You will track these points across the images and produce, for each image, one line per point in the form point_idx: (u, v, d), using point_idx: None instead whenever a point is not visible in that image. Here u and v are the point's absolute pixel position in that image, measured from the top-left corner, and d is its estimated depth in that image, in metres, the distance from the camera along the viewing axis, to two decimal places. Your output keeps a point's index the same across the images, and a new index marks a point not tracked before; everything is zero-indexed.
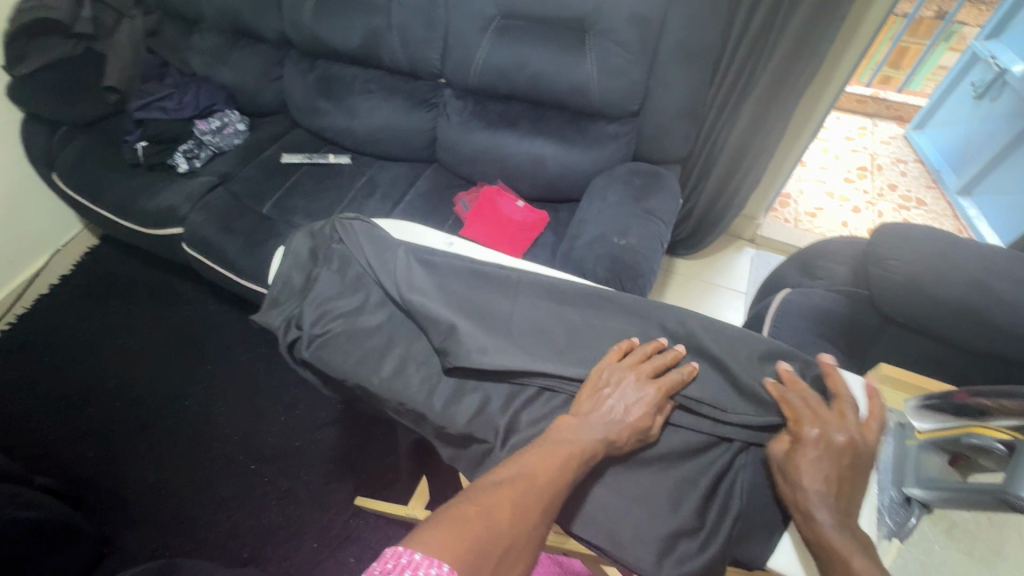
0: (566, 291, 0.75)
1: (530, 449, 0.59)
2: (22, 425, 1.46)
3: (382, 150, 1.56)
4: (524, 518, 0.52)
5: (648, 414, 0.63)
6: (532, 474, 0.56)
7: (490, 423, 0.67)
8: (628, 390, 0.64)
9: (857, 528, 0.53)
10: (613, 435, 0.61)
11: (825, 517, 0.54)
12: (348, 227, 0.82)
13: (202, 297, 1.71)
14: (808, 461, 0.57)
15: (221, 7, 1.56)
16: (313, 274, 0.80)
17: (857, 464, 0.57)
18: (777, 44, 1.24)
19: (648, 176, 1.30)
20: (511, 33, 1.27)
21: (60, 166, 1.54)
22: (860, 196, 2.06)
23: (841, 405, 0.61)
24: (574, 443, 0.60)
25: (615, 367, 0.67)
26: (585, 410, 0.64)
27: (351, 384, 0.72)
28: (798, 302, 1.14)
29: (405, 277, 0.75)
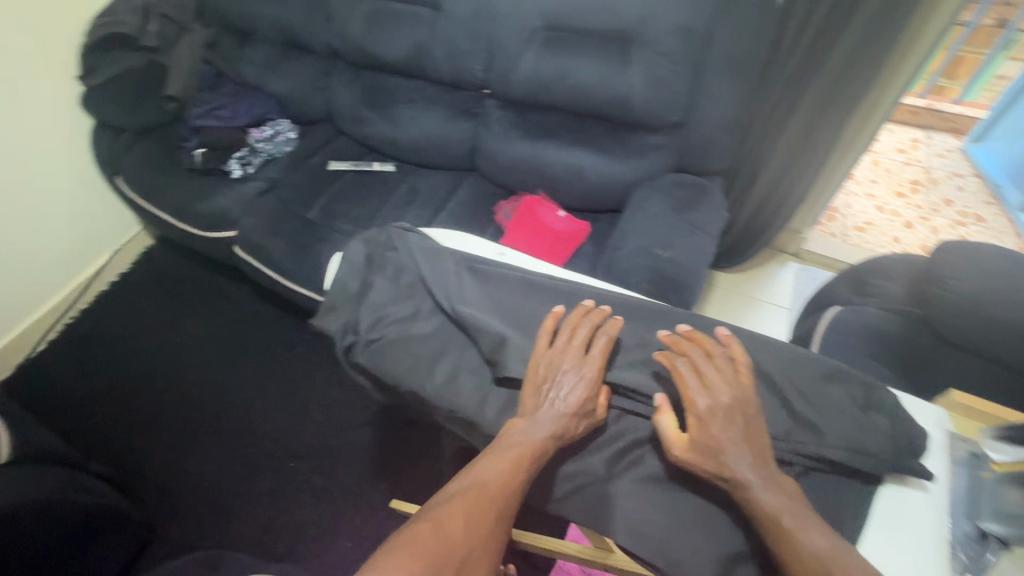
0: (616, 305, 0.76)
1: (483, 459, 0.61)
2: (78, 414, 1.54)
3: (424, 159, 1.59)
4: (479, 527, 0.55)
5: (591, 395, 0.66)
6: (485, 483, 0.59)
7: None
8: (568, 377, 0.66)
9: (776, 484, 0.57)
10: (564, 429, 0.63)
11: (754, 487, 0.57)
12: (404, 235, 0.85)
13: (247, 298, 1.77)
14: (715, 435, 0.59)
15: (273, 20, 1.62)
16: (368, 279, 0.81)
17: (753, 425, 0.60)
18: (830, 54, 1.20)
19: (691, 188, 1.28)
20: (554, 44, 1.27)
21: (123, 171, 1.63)
22: (912, 211, 1.99)
23: (715, 363, 0.64)
24: (523, 444, 0.62)
25: (548, 357, 0.68)
26: (530, 410, 0.65)
27: (403, 389, 0.74)
28: (849, 320, 1.10)
29: (457, 287, 0.77)
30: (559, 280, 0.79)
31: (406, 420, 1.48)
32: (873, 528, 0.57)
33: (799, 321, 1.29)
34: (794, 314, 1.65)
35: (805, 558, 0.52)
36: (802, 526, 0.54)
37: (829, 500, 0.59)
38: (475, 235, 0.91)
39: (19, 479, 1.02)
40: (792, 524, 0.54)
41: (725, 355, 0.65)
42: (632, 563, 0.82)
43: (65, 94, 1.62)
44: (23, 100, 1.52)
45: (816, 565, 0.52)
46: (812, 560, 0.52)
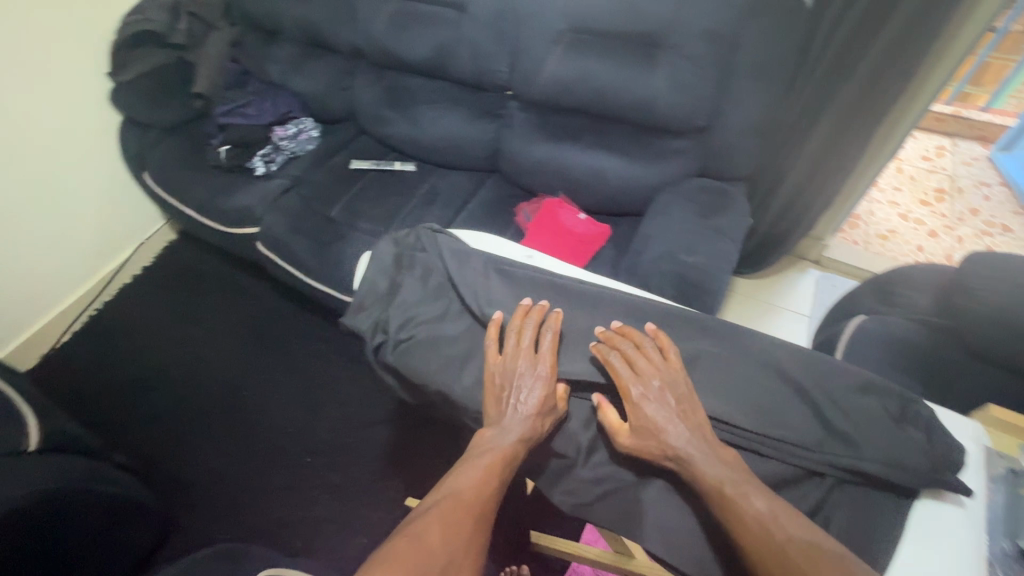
0: (643, 310, 0.76)
1: (457, 473, 0.64)
2: (101, 405, 1.56)
3: (445, 159, 1.59)
4: (458, 537, 0.57)
5: (549, 392, 0.69)
6: (459, 494, 0.61)
7: (571, 439, 0.69)
8: (524, 380, 0.69)
9: (718, 461, 0.61)
10: (530, 429, 0.66)
11: (699, 466, 0.60)
12: (433, 237, 0.86)
13: (267, 294, 1.79)
14: (650, 419, 0.64)
15: (299, 19, 1.63)
16: (397, 280, 0.82)
17: (687, 409, 0.64)
18: (860, 60, 1.19)
19: (715, 193, 1.27)
20: (579, 46, 1.27)
21: (149, 166, 1.65)
22: (936, 219, 1.96)
23: (645, 353, 0.69)
24: (494, 451, 0.65)
25: (502, 366, 0.71)
26: (496, 419, 0.68)
27: (431, 390, 0.75)
28: (874, 330, 1.09)
29: (486, 290, 0.77)
30: (587, 284, 0.79)
31: (422, 419, 1.48)
32: (910, 535, 0.57)
33: (822, 330, 1.28)
34: (814, 322, 1.63)
35: (751, 524, 0.55)
36: (741, 492, 0.57)
37: (864, 513, 0.59)
38: (504, 238, 0.91)
39: (44, 467, 1.05)
40: (734, 493, 0.57)
41: (653, 345, 0.70)
42: (654, 568, 0.81)
43: (94, 89, 1.65)
44: (54, 95, 1.55)
45: (762, 530, 0.55)
46: (756, 526, 0.55)
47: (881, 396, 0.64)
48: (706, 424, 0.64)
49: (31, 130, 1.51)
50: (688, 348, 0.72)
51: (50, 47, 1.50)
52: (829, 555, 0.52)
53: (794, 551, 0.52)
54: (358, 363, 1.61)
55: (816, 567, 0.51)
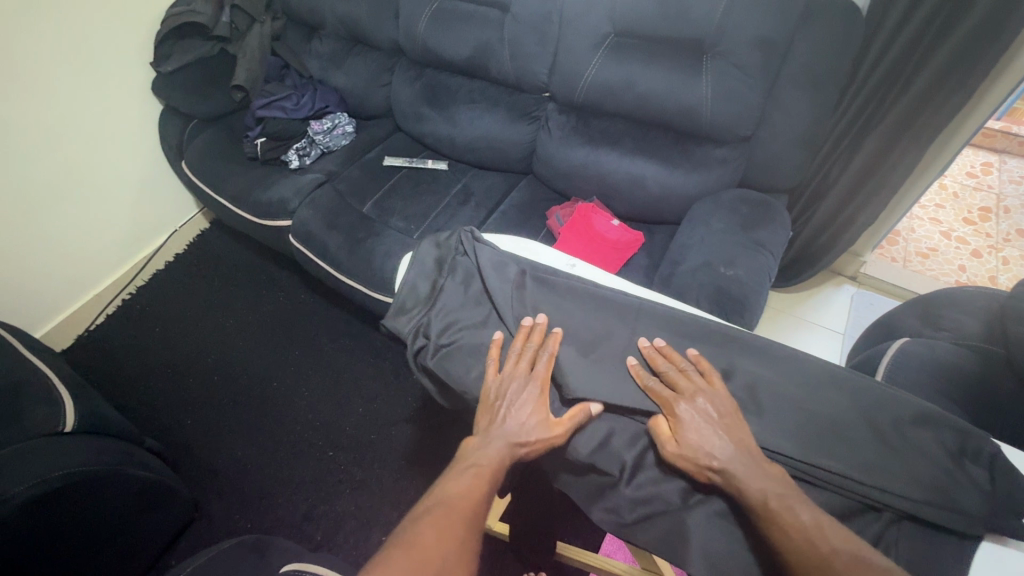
0: (687, 324, 0.73)
1: (448, 480, 0.63)
2: (133, 388, 1.59)
3: (479, 159, 1.59)
4: (448, 541, 0.56)
5: (544, 414, 0.67)
6: (450, 500, 0.60)
7: (615, 457, 0.65)
8: (517, 396, 0.68)
9: (767, 480, 0.58)
10: (518, 444, 0.65)
11: (741, 481, 0.58)
12: (475, 240, 0.86)
13: (296, 286, 1.81)
14: (697, 438, 0.61)
15: (342, 16, 1.66)
16: (438, 284, 0.83)
17: (733, 430, 0.62)
18: (918, 73, 1.14)
19: (756, 204, 1.24)
20: (623, 51, 1.26)
21: (188, 156, 1.68)
22: (980, 239, 1.89)
23: (688, 373, 0.67)
24: (483, 459, 0.65)
25: (496, 380, 0.71)
26: (485, 428, 0.68)
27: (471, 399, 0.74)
28: (918, 352, 1.01)
29: (528, 297, 0.77)
30: (631, 295, 0.78)
31: (444, 420, 1.48)
32: None
33: (860, 351, 1.24)
34: (848, 340, 1.59)
35: (798, 538, 0.53)
36: (786, 506, 0.55)
37: (926, 554, 0.55)
38: (546, 246, 0.91)
39: (83, 448, 1.08)
40: (778, 506, 0.56)
41: (695, 366, 0.68)
42: None
43: (139, 79, 1.69)
44: (101, 82, 1.58)
45: (809, 545, 0.53)
46: (801, 539, 0.53)
47: (938, 429, 0.60)
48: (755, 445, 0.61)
49: (77, 115, 1.55)
50: (735, 366, 0.68)
51: (99, 34, 1.54)
52: (875, 564, 0.51)
53: (839, 561, 0.51)
54: (384, 360, 1.62)
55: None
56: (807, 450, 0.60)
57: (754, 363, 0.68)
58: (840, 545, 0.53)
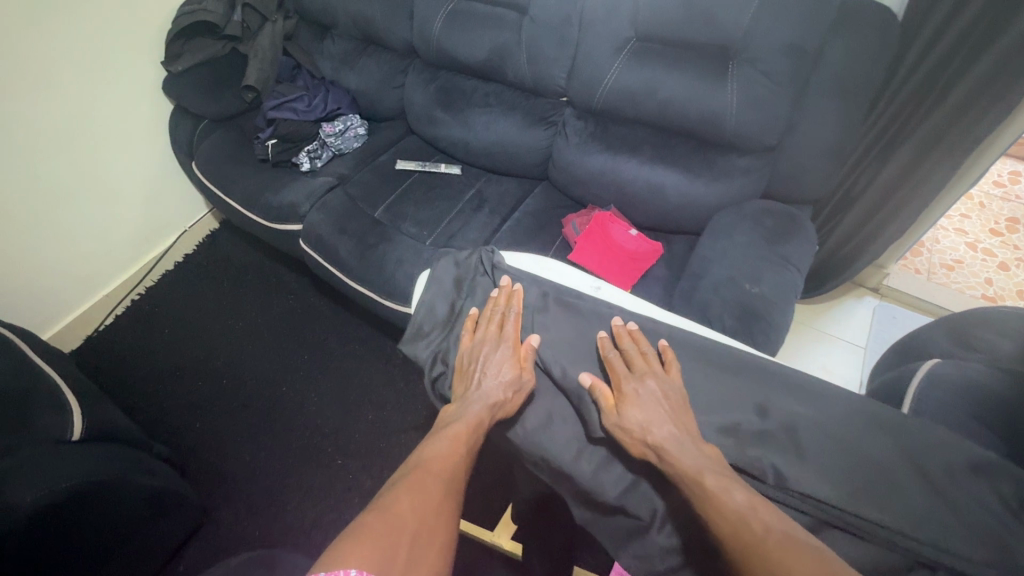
0: (720, 355, 0.70)
1: (426, 445, 0.67)
2: (140, 390, 1.58)
3: (493, 163, 1.55)
4: (427, 503, 0.59)
5: (516, 366, 0.71)
6: (427, 464, 0.64)
7: (646, 500, 0.61)
8: (489, 355, 0.73)
9: (703, 457, 0.59)
10: (492, 399, 0.68)
11: (674, 454, 0.59)
12: (496, 262, 0.84)
13: (305, 290, 1.79)
14: (638, 410, 0.63)
15: (356, 16, 1.63)
16: (457, 305, 0.82)
17: (676, 409, 0.64)
18: (957, 83, 1.09)
19: (781, 217, 1.20)
20: (645, 56, 1.23)
21: (197, 156, 1.65)
22: (1007, 251, 1.83)
23: (647, 357, 0.69)
24: (460, 422, 0.68)
25: (469, 348, 0.76)
26: (462, 394, 0.72)
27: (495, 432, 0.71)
28: (951, 376, 0.92)
29: (553, 324, 0.75)
30: (659, 323, 0.76)
31: None
32: None
33: (887, 369, 1.19)
34: (870, 355, 1.55)
35: (728, 513, 0.54)
36: (721, 484, 0.56)
37: None
38: (569, 266, 0.90)
39: (90, 455, 1.06)
40: (716, 485, 0.56)
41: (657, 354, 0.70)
42: None
43: (151, 78, 1.67)
44: (111, 81, 1.56)
45: (742, 523, 0.53)
46: (735, 517, 0.54)
47: (996, 480, 0.56)
48: (694, 427, 0.63)
49: (87, 114, 1.53)
50: (771, 404, 0.64)
51: (110, 32, 1.51)
52: (806, 542, 0.51)
53: (773, 543, 0.51)
54: (394, 367, 1.60)
55: (794, 551, 0.50)
56: (854, 499, 0.55)
57: (791, 399, 0.65)
58: (781, 532, 0.52)
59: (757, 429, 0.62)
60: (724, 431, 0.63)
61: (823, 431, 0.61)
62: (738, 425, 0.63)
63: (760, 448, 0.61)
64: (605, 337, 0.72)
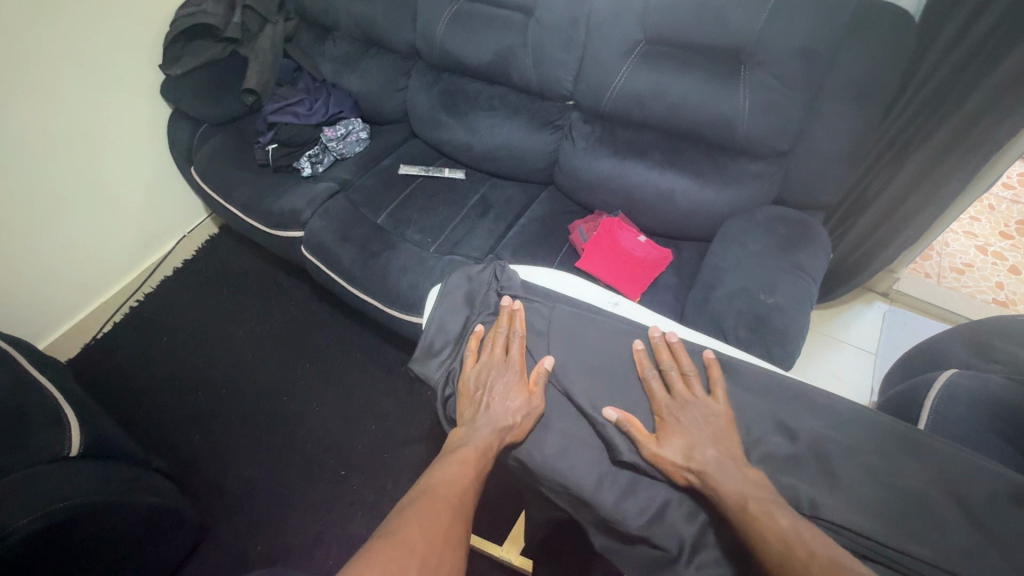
0: (744, 374, 0.69)
1: (435, 469, 0.64)
2: (139, 400, 1.55)
3: (498, 168, 1.53)
4: (436, 529, 0.56)
5: (525, 391, 0.70)
6: (436, 487, 0.61)
7: (673, 532, 0.59)
8: (496, 380, 0.71)
9: (746, 481, 0.58)
10: (502, 426, 0.66)
11: (718, 481, 0.58)
12: (511, 278, 0.84)
13: (307, 296, 1.76)
14: (677, 439, 0.62)
15: (358, 18, 1.60)
16: (470, 321, 0.81)
17: (718, 436, 0.62)
18: (976, 87, 1.07)
19: (795, 224, 1.17)
20: (655, 59, 1.20)
21: (197, 161, 1.63)
22: (1018, 254, 1.81)
23: (689, 380, 0.68)
24: (469, 446, 0.66)
25: (474, 372, 0.74)
26: (469, 418, 0.70)
27: (511, 458, 0.68)
28: (968, 388, 0.88)
29: (570, 341, 0.74)
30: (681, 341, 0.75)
31: None
32: None
33: (901, 379, 1.17)
34: (880, 361, 1.53)
35: (773, 539, 0.52)
36: (766, 510, 0.54)
37: None
38: (586, 281, 0.89)
39: (88, 474, 1.03)
40: (758, 509, 0.54)
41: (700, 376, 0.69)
42: None
43: (149, 81, 1.64)
44: (108, 85, 1.53)
45: (785, 546, 0.52)
46: (778, 540, 0.52)
47: None
48: (739, 453, 0.61)
49: (84, 120, 1.50)
50: (799, 428, 0.63)
51: (107, 36, 1.48)
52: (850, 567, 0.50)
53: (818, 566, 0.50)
54: (398, 375, 1.57)
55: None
56: (892, 534, 0.54)
57: (818, 421, 0.63)
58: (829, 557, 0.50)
59: (787, 454, 0.61)
60: (754, 456, 0.61)
61: (856, 459, 0.60)
62: (767, 450, 0.61)
63: (792, 474, 0.59)
64: (645, 356, 0.71)
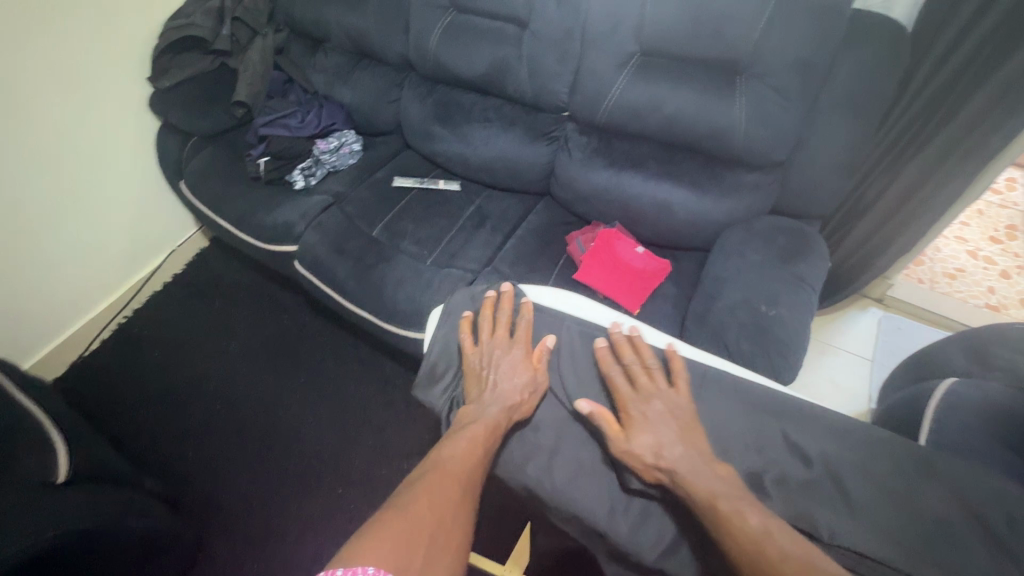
0: (758, 396, 0.67)
1: (445, 445, 0.67)
2: (129, 418, 1.51)
3: (494, 179, 1.51)
4: (444, 503, 0.60)
5: (530, 368, 0.74)
6: (445, 464, 0.64)
7: (689, 563, 0.58)
8: (502, 358, 0.75)
9: (714, 475, 0.59)
10: (511, 402, 0.70)
11: (687, 476, 0.59)
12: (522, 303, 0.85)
13: (301, 309, 1.73)
14: (645, 433, 0.63)
15: (350, 30, 1.59)
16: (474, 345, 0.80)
17: (683, 429, 0.64)
18: (970, 97, 1.08)
19: (793, 234, 1.17)
20: (651, 70, 1.20)
21: (186, 175, 1.60)
22: (1008, 259, 1.84)
23: (652, 374, 0.71)
24: (478, 423, 0.68)
25: (479, 351, 0.78)
26: (477, 396, 0.73)
27: (520, 487, 0.66)
28: (969, 397, 0.87)
29: (579, 368, 0.74)
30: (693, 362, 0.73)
31: None
32: None
33: (903, 386, 1.17)
34: (877, 367, 1.54)
35: (743, 537, 0.53)
36: (736, 509, 0.55)
37: None
38: (593, 301, 0.88)
39: (81, 497, 1.00)
40: (728, 508, 0.55)
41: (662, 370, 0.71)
42: None
43: (137, 94, 1.61)
44: (95, 98, 1.50)
45: (756, 546, 0.52)
46: (749, 542, 0.53)
47: None
48: (705, 446, 0.63)
49: (69, 133, 1.47)
50: (814, 451, 0.62)
51: (93, 49, 1.46)
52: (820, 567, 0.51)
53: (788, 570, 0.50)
54: (394, 389, 1.54)
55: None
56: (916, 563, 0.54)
57: (831, 444, 0.62)
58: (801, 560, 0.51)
59: (802, 479, 0.60)
60: (768, 480, 0.60)
61: (871, 481, 0.59)
62: (784, 474, 0.61)
63: (809, 499, 0.59)
64: (607, 350, 0.74)
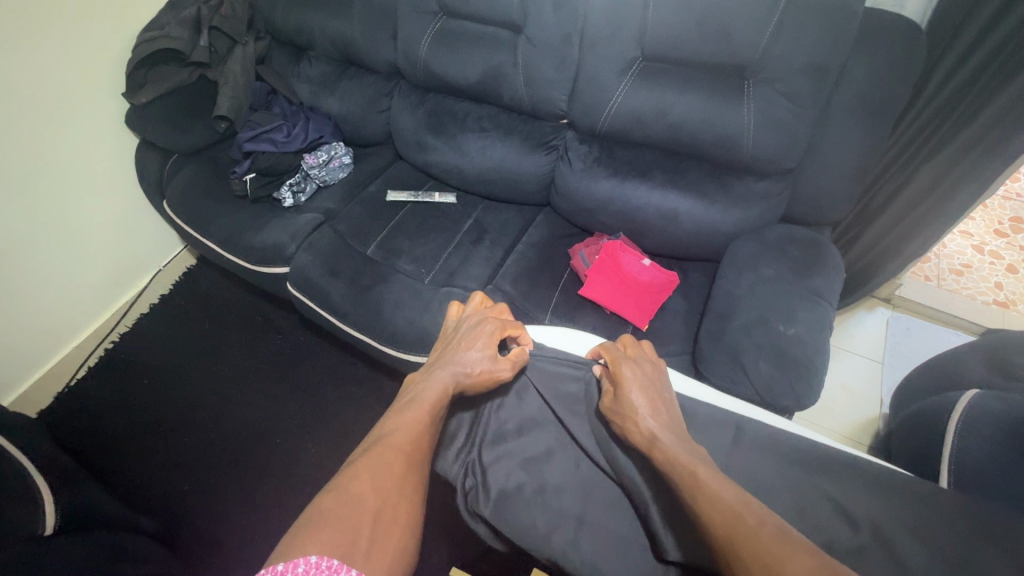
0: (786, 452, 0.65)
1: (388, 422, 0.68)
2: (117, 451, 1.45)
3: (490, 191, 1.46)
4: (388, 489, 0.59)
5: (492, 344, 0.78)
6: (389, 437, 0.64)
7: None
8: (469, 331, 0.81)
9: (691, 450, 0.62)
10: (463, 370, 0.75)
11: (665, 440, 0.63)
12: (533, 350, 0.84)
13: (294, 328, 1.68)
14: (635, 385, 0.70)
15: (336, 38, 1.52)
16: (484, 406, 0.77)
17: (665, 396, 0.71)
18: (990, 99, 1.04)
19: (807, 245, 1.13)
20: (653, 76, 1.15)
21: (169, 194, 1.53)
22: (1014, 253, 1.81)
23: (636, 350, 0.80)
24: (423, 392, 0.72)
25: (454, 326, 0.86)
26: (432, 363, 0.78)
27: (548, 559, 0.63)
28: (991, 409, 0.82)
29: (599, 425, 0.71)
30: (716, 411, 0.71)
31: None
32: None
33: (923, 395, 1.13)
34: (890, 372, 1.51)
35: (720, 503, 0.53)
36: (712, 477, 0.56)
37: None
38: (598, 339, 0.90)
39: (71, 552, 0.93)
40: (707, 477, 0.56)
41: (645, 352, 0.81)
42: None
43: (113, 110, 1.54)
44: (67, 116, 1.42)
45: (734, 515, 0.51)
46: (726, 509, 0.52)
47: None
48: (681, 423, 0.68)
49: (44, 154, 1.39)
50: (859, 514, 0.59)
51: (62, 66, 1.37)
52: (805, 543, 0.49)
53: (766, 534, 0.49)
54: None
55: (788, 550, 0.47)
56: None
57: (873, 503, 0.60)
58: (788, 535, 0.49)
59: (850, 546, 0.57)
60: None
61: (923, 546, 0.56)
62: (832, 540, 0.58)
63: (861, 569, 0.55)
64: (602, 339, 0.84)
